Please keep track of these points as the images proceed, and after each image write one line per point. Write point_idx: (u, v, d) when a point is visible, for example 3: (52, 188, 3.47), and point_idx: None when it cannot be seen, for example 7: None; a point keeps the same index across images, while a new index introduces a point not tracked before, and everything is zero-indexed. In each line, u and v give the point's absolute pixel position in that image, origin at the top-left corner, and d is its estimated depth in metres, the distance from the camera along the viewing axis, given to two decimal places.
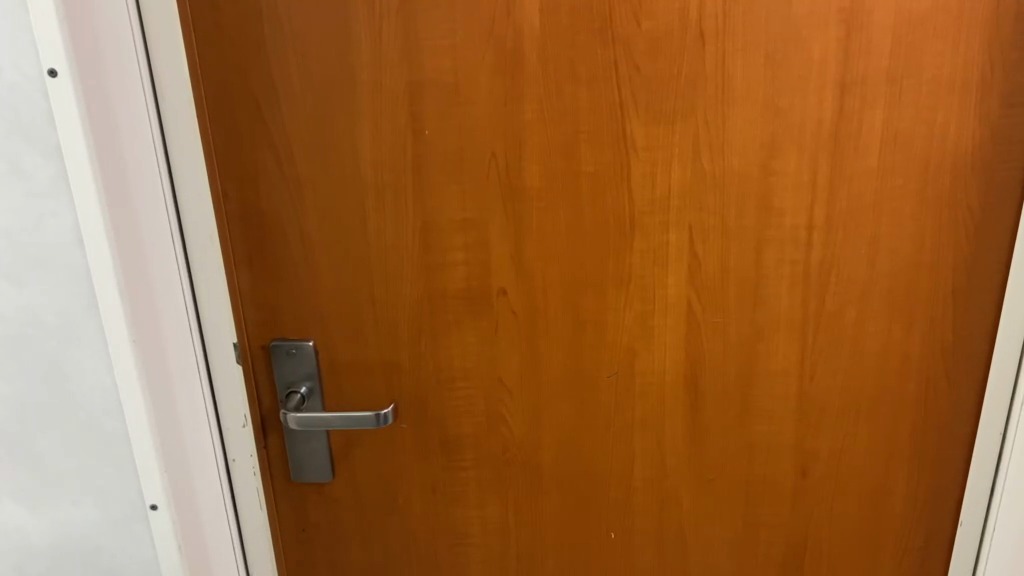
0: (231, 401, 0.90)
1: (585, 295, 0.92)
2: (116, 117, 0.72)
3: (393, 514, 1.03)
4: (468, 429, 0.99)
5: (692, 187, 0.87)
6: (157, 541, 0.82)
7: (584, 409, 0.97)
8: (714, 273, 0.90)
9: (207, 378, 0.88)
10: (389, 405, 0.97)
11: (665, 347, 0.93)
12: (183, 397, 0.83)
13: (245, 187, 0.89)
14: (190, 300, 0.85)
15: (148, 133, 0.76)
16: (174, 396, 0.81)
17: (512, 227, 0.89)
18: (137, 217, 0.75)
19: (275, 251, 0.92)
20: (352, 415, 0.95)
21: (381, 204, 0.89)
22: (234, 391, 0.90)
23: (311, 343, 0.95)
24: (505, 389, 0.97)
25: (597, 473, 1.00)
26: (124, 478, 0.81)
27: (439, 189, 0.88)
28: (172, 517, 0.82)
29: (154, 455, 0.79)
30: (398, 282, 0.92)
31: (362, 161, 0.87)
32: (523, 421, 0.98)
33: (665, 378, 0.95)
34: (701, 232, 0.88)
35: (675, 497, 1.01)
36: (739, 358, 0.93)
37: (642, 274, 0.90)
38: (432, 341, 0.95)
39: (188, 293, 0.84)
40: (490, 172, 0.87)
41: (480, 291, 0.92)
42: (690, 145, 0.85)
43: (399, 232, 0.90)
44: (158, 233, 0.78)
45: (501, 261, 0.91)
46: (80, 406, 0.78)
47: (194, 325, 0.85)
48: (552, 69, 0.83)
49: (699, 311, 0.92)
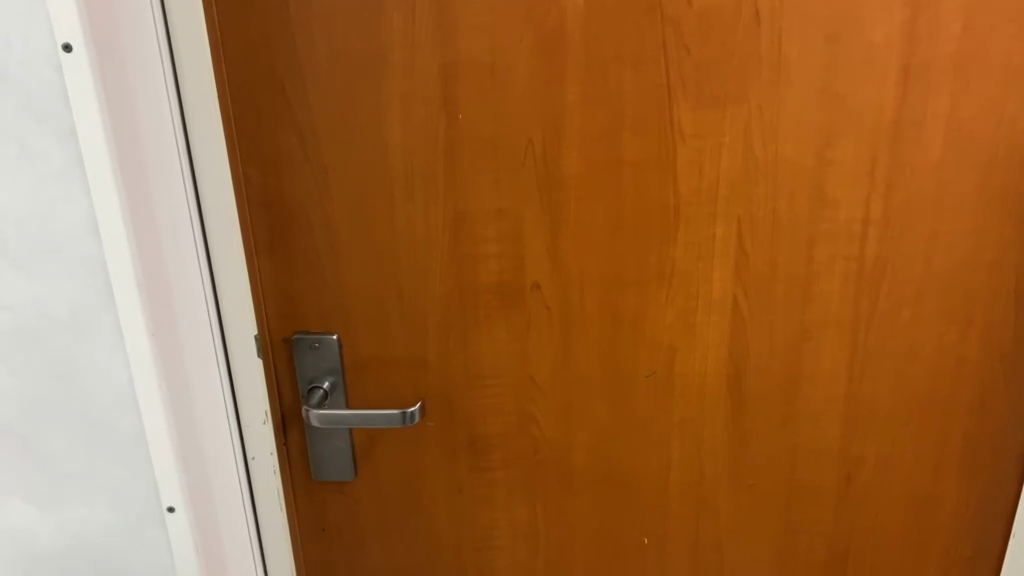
0: (252, 398, 0.86)
1: (624, 290, 0.87)
2: (134, 99, 0.68)
3: (417, 515, 0.99)
4: (498, 429, 0.95)
5: (742, 178, 0.81)
6: (174, 545, 0.78)
7: (620, 410, 0.93)
8: (763, 268, 0.85)
9: (227, 375, 0.84)
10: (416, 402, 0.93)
11: (707, 346, 0.89)
12: (202, 397, 0.79)
13: (268, 173, 0.85)
14: (210, 290, 0.81)
15: (165, 114, 0.72)
16: (193, 396, 0.77)
17: (548, 219, 0.85)
18: (155, 205, 0.71)
19: (298, 240, 0.87)
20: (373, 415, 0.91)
21: (410, 192, 0.84)
22: (254, 387, 0.86)
23: (335, 337, 0.91)
24: (536, 388, 0.92)
25: (631, 476, 0.96)
26: (139, 479, 0.77)
27: (472, 177, 0.84)
28: (190, 519, 0.78)
29: (173, 454, 0.75)
30: (427, 274, 0.88)
31: (392, 147, 0.83)
32: (555, 421, 0.94)
33: (706, 380, 0.90)
34: (750, 225, 0.83)
35: (712, 498, 0.96)
36: (785, 358, 0.89)
37: (685, 268, 0.86)
38: (461, 337, 0.91)
39: (209, 286, 0.80)
40: (527, 158, 0.82)
41: (513, 284, 0.88)
42: (742, 133, 0.80)
43: (429, 222, 0.86)
44: (175, 222, 0.74)
45: (537, 253, 0.86)
46: (94, 403, 0.74)
47: (214, 317, 0.81)
48: (596, 49, 0.78)
49: (745, 309, 0.87)
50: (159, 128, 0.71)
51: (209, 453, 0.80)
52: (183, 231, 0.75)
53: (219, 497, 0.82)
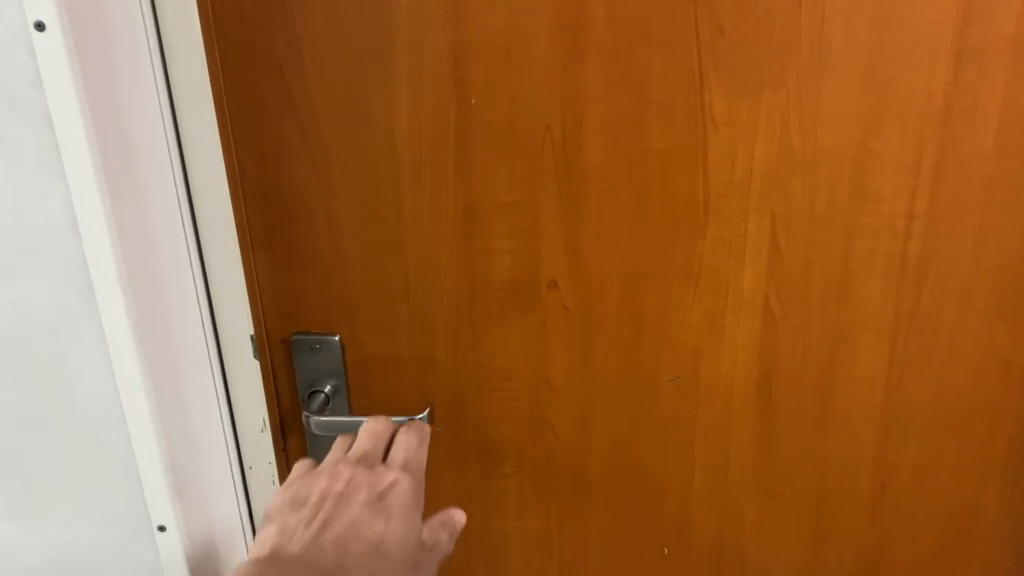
0: (248, 401, 0.82)
1: (647, 288, 0.81)
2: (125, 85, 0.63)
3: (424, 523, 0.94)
4: (510, 434, 0.89)
5: (777, 169, 0.75)
6: (165, 562, 0.74)
7: (641, 415, 0.87)
8: (798, 266, 0.79)
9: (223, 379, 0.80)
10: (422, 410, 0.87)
11: (736, 348, 0.83)
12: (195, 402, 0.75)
13: (265, 163, 0.78)
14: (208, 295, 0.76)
15: (160, 106, 0.67)
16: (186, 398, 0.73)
17: (567, 212, 0.79)
18: (149, 206, 0.66)
19: (297, 234, 0.81)
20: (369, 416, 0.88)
21: (418, 183, 0.78)
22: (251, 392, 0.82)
23: (338, 337, 0.85)
24: (552, 392, 0.87)
25: (650, 485, 0.90)
26: (128, 493, 0.72)
27: (485, 167, 0.77)
28: (183, 537, 0.73)
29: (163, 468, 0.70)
30: (436, 271, 0.82)
31: (399, 135, 0.76)
32: (572, 427, 0.88)
33: (733, 384, 0.85)
34: (785, 220, 0.77)
35: (737, 508, 0.91)
36: (818, 361, 0.83)
37: (713, 266, 0.80)
38: (472, 337, 0.85)
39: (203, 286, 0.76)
40: (545, 147, 0.76)
41: (528, 282, 0.82)
42: (779, 120, 0.74)
43: (439, 216, 0.80)
44: (171, 224, 0.69)
45: (554, 249, 0.80)
46: (80, 413, 0.69)
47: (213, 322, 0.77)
48: (622, 29, 0.71)
49: (778, 310, 0.81)
50: (154, 121, 0.66)
51: (209, 468, 0.75)
52: (181, 234, 0.70)
53: (221, 513, 0.78)
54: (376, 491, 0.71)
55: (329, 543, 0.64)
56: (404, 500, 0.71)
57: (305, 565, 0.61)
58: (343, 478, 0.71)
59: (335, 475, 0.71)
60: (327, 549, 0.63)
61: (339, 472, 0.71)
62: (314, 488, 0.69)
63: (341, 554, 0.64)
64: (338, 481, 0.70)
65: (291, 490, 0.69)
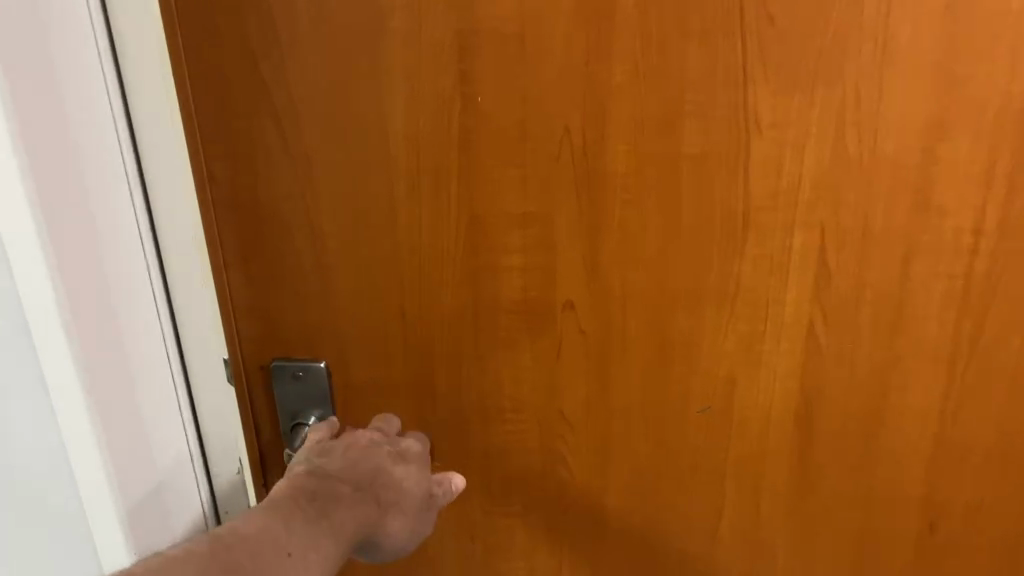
0: (216, 411, 0.78)
1: (676, 311, 0.71)
2: (88, 93, 0.63)
3: (425, 560, 0.86)
4: (518, 468, 0.80)
5: (828, 179, 0.66)
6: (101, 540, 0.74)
7: (665, 449, 0.78)
8: (847, 288, 0.70)
9: (185, 385, 0.76)
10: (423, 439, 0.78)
11: (773, 377, 0.74)
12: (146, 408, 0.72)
13: (238, 167, 0.68)
14: (156, 277, 0.71)
15: (83, 71, 0.62)
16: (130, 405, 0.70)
17: (585, 227, 0.69)
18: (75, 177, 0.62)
19: (277, 247, 0.71)
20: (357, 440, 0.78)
21: (416, 192, 0.68)
22: (219, 401, 0.78)
23: (323, 364, 0.76)
24: (566, 424, 0.77)
25: (674, 523, 0.82)
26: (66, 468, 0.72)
27: (493, 174, 0.67)
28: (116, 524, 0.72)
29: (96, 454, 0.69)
30: (435, 290, 0.72)
31: (392, 137, 0.66)
32: (587, 462, 0.79)
33: (769, 416, 0.76)
34: (835, 237, 0.68)
35: (769, 548, 0.82)
36: (865, 391, 0.74)
37: (752, 287, 0.70)
38: (477, 364, 0.75)
39: (162, 289, 0.72)
40: (563, 152, 0.66)
41: (541, 304, 0.72)
42: (833, 122, 0.64)
43: (439, 229, 0.69)
44: (77, 199, 0.63)
45: (570, 267, 0.70)
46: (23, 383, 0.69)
47: (162, 306, 0.72)
48: (654, 16, 0.61)
49: (823, 335, 0.72)
50: (77, 85, 0.62)
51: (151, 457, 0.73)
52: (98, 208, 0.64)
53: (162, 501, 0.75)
54: (394, 447, 0.71)
55: (367, 469, 0.67)
56: (417, 456, 0.72)
57: (341, 481, 0.65)
58: (367, 433, 0.71)
59: (359, 431, 0.71)
60: (361, 469, 0.67)
61: (362, 430, 0.71)
62: (340, 437, 0.70)
63: (372, 487, 0.66)
64: (362, 434, 0.71)
65: (321, 439, 0.71)
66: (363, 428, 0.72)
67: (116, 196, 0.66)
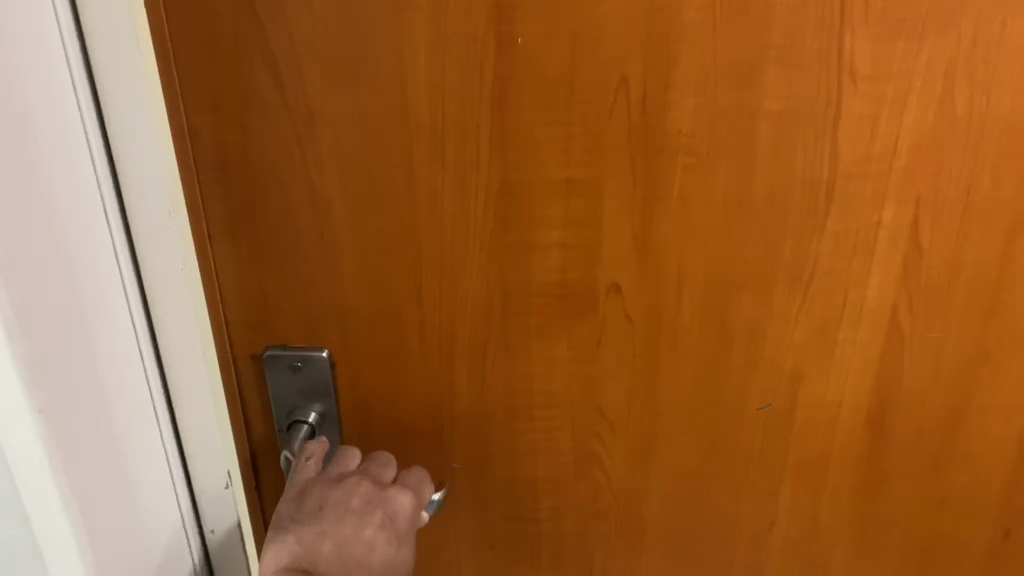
0: (203, 455, 0.65)
1: (738, 293, 0.62)
2: (57, 130, 0.49)
3: (440, 567, 0.77)
4: (548, 469, 0.71)
5: (929, 142, 0.56)
6: None
7: (716, 449, 0.69)
8: (940, 270, 0.60)
9: (171, 431, 0.63)
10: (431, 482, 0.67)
11: (845, 369, 0.65)
12: (141, 489, 0.59)
13: (227, 123, 0.57)
14: (135, 300, 0.58)
15: (38, 55, 0.47)
16: (132, 492, 0.58)
17: (639, 197, 0.58)
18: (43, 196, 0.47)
19: (272, 219, 0.60)
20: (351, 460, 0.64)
21: (441, 152, 0.57)
22: (207, 431, 0.64)
23: (325, 354, 0.65)
24: (603, 420, 0.68)
25: (720, 529, 0.73)
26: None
27: (532, 134, 0.56)
28: None
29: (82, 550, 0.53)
30: (459, 271, 0.62)
31: (413, 88, 0.55)
32: (626, 461, 0.70)
33: (837, 412, 0.67)
34: (931, 211, 0.58)
35: (823, 552, 0.74)
36: (948, 385, 0.65)
37: (829, 267, 0.60)
38: (504, 354, 0.65)
39: (142, 323, 0.59)
40: (617, 107, 0.55)
41: (581, 285, 0.62)
42: (942, 75, 0.53)
43: (465, 198, 0.59)
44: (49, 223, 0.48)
45: (619, 244, 0.60)
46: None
47: (143, 335, 0.59)
48: None
49: (906, 324, 0.62)
50: (38, 70, 0.47)
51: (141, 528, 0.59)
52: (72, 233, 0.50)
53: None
54: (390, 507, 0.62)
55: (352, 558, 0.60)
56: (410, 518, 0.63)
57: None
58: (360, 491, 0.61)
59: (352, 486, 0.61)
60: (347, 557, 0.59)
61: (355, 485, 0.62)
62: (333, 497, 0.61)
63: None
64: (355, 494, 0.61)
65: (306, 491, 0.61)
66: (355, 479, 0.62)
67: (88, 211, 0.52)
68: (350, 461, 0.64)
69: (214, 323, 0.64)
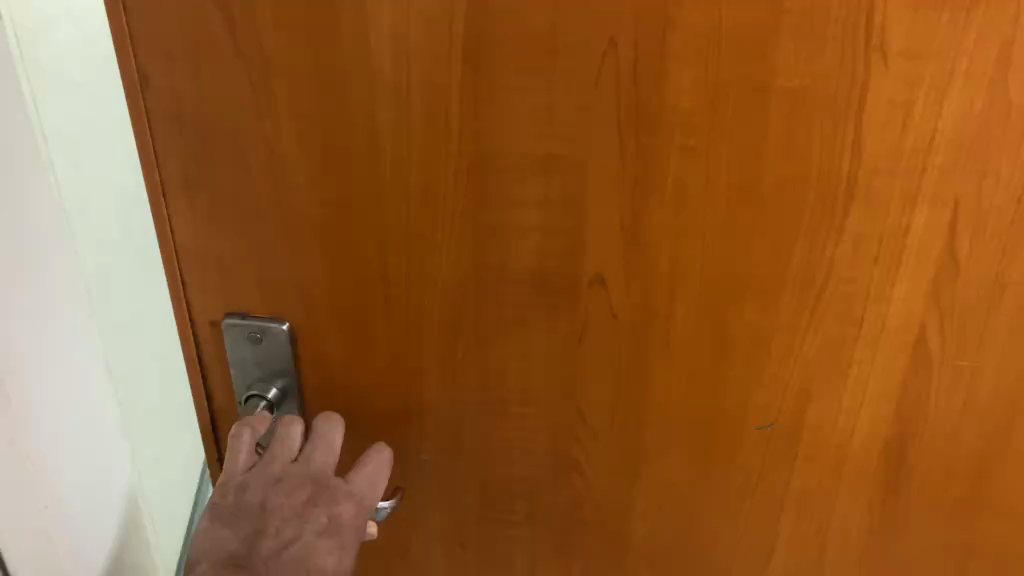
0: None
1: (739, 299, 0.54)
2: None
3: (411, 559, 0.72)
4: (523, 472, 0.65)
5: (973, 139, 0.47)
6: None
7: (710, 467, 0.62)
8: (979, 290, 0.52)
9: None
10: (371, 460, 0.61)
11: (862, 394, 0.56)
12: None
13: (177, 72, 0.52)
14: None
15: None
16: None
17: (627, 181, 0.51)
18: None
19: (228, 181, 0.55)
20: (287, 426, 0.58)
21: (407, 115, 0.51)
22: None
23: (286, 327, 0.60)
24: (585, 426, 0.61)
25: (712, 549, 0.67)
26: None
27: (507, 101, 0.50)
28: None
29: None
30: (426, 249, 0.55)
31: (375, 41, 0.49)
32: (608, 471, 0.64)
33: (849, 440, 0.59)
34: (971, 220, 0.49)
35: None
36: (980, 421, 0.57)
37: (846, 276, 0.52)
38: (476, 346, 0.59)
39: None
40: (604, 75, 0.48)
41: (560, 275, 0.55)
42: (992, 58, 0.45)
43: (433, 170, 0.53)
44: None
45: (604, 233, 0.53)
46: None
47: None
48: None
49: (935, 348, 0.54)
50: None
51: None
52: None
53: None
54: (332, 511, 0.57)
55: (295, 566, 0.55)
56: (354, 520, 0.58)
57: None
58: (301, 494, 0.56)
59: (293, 489, 0.56)
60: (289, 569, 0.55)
61: (296, 488, 0.56)
62: (273, 500, 0.56)
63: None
64: (297, 499, 0.56)
65: (245, 487, 0.56)
66: (298, 479, 0.57)
67: None
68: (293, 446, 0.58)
69: (173, 286, 0.60)
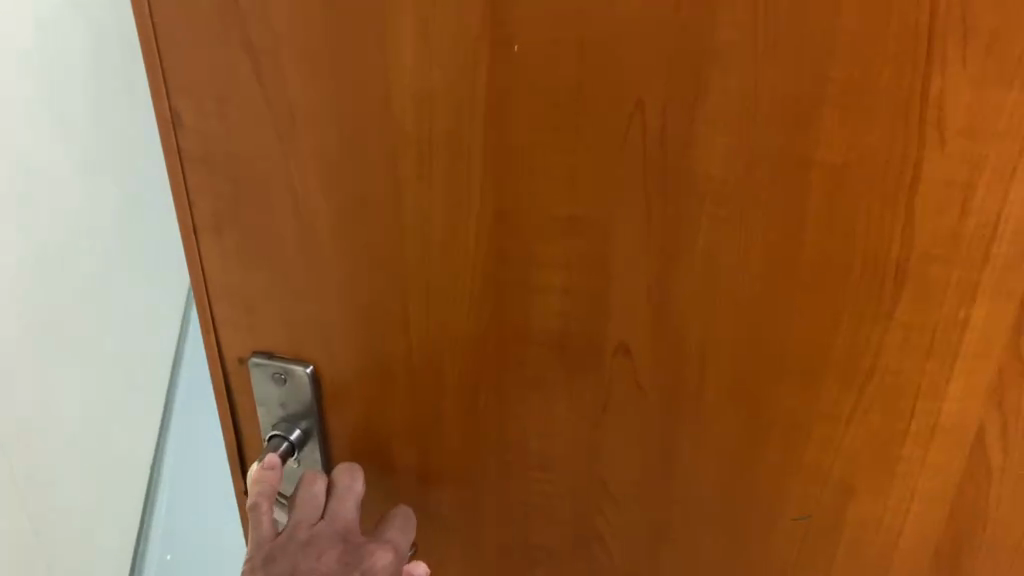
0: None
1: (774, 382, 0.50)
2: None
3: None
4: (545, 535, 0.62)
5: None
6: None
7: (741, 551, 0.58)
8: None
9: None
10: (399, 523, 0.61)
11: (909, 493, 0.51)
12: None
13: (208, 114, 0.51)
14: None
15: None
16: None
17: (655, 249, 0.48)
18: None
19: (255, 223, 0.55)
20: (307, 477, 0.58)
21: (428, 168, 0.49)
22: None
23: (310, 369, 0.59)
24: (608, 498, 0.58)
25: None
26: None
27: (529, 159, 0.47)
28: None
29: None
30: (446, 304, 0.53)
31: (398, 93, 0.47)
32: (633, 544, 0.60)
33: (896, 539, 0.54)
34: None
35: None
36: None
37: (894, 367, 0.47)
38: (496, 404, 0.57)
39: None
40: (630, 139, 0.45)
41: (582, 341, 0.52)
42: None
43: (454, 225, 0.50)
44: None
45: (629, 302, 0.50)
46: None
47: None
48: None
49: (995, 453, 0.48)
50: None
51: None
52: None
53: None
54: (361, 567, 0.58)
55: None
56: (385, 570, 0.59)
57: None
58: (328, 555, 0.57)
59: (319, 552, 0.56)
60: None
61: (321, 549, 0.57)
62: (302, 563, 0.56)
63: None
64: (325, 560, 0.56)
65: (275, 556, 0.55)
66: (324, 541, 0.57)
67: None
68: (315, 508, 0.58)
69: (203, 320, 0.60)
